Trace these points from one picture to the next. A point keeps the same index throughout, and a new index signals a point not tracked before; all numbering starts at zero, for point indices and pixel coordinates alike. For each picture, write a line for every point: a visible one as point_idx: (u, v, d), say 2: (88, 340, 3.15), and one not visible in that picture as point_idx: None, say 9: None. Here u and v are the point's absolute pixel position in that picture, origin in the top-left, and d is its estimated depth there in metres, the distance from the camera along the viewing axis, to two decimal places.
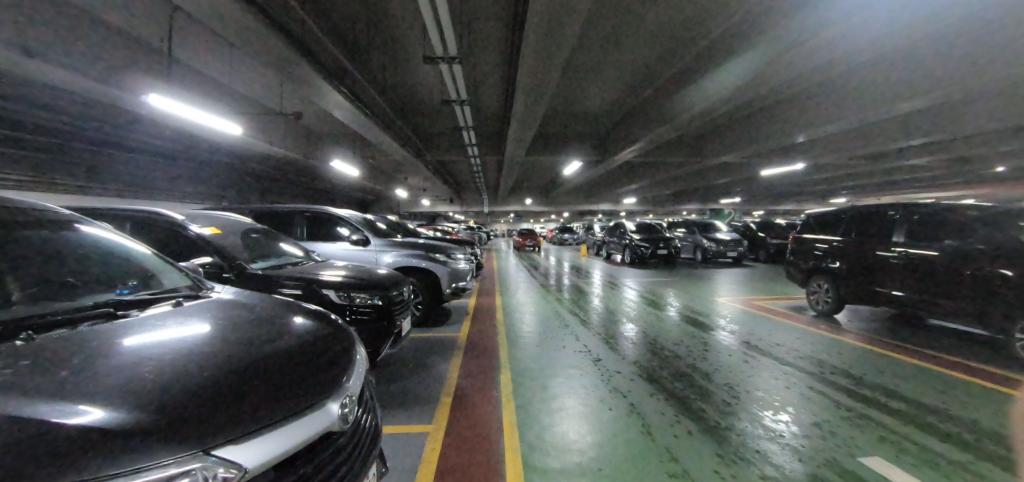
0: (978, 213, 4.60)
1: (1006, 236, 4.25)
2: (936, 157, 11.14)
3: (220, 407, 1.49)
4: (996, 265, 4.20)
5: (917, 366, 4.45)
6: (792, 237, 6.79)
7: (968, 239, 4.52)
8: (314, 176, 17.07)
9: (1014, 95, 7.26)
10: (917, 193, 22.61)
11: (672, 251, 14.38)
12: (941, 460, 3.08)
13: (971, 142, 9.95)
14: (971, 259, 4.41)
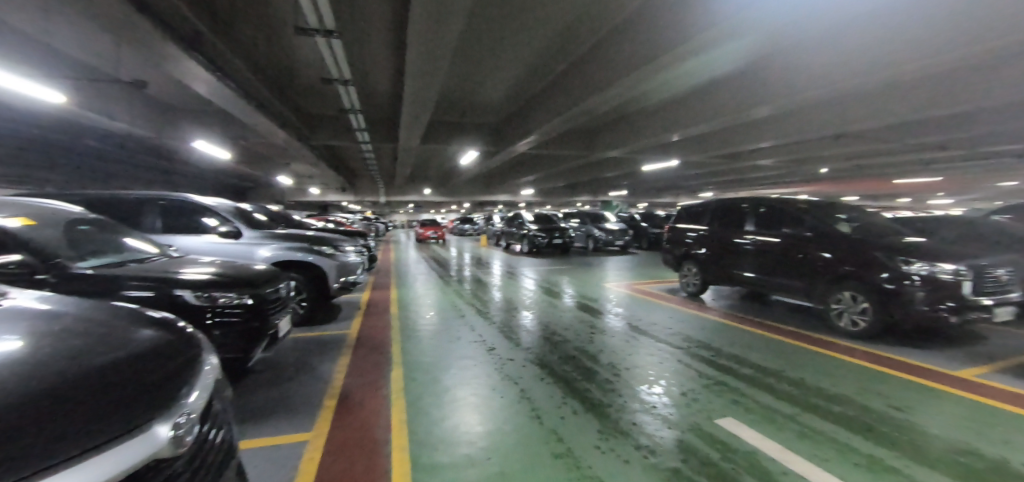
0: (807, 206, 5.51)
1: (824, 225, 5.15)
2: (778, 158, 13.29)
3: (8, 437, 1.09)
4: (818, 249, 5.07)
5: (759, 335, 5.25)
6: (667, 226, 7.54)
7: (799, 227, 5.39)
8: (172, 157, 14.66)
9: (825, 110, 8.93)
10: (764, 190, 26.97)
11: (566, 241, 15.27)
12: (776, 414, 3.66)
13: (799, 147, 12.07)
14: (801, 244, 5.27)
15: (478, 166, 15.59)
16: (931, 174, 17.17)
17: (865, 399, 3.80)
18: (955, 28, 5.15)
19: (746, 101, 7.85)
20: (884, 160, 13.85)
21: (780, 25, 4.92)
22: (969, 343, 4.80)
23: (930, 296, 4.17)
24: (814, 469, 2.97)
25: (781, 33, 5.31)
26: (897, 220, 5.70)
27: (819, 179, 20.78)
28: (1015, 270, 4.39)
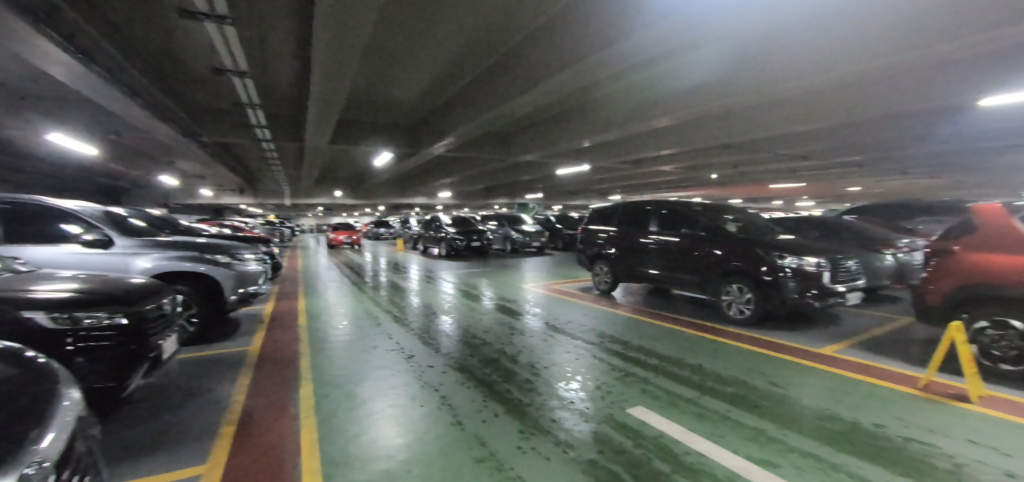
0: (702, 208, 6.09)
1: (715, 224, 5.73)
2: (675, 165, 14.70)
3: None
4: (710, 247, 5.62)
5: (662, 327, 5.71)
6: (580, 227, 7.89)
7: (694, 227, 5.93)
8: (6, 150, 12.04)
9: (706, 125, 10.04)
10: (666, 193, 29.63)
11: (484, 243, 15.53)
12: (680, 398, 3.99)
13: (689, 155, 13.46)
14: (696, 243, 5.80)
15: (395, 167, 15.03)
16: (792, 180, 20.23)
17: (751, 378, 4.30)
18: (812, 59, 5.81)
19: (648, 113, 8.49)
20: (758, 168, 16.01)
21: (671, 47, 5.29)
22: (825, 324, 5.69)
23: (798, 285, 4.83)
24: (713, 447, 3.29)
25: (670, 56, 5.74)
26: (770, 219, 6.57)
27: (709, 184, 23.35)
28: (858, 262, 5.27)
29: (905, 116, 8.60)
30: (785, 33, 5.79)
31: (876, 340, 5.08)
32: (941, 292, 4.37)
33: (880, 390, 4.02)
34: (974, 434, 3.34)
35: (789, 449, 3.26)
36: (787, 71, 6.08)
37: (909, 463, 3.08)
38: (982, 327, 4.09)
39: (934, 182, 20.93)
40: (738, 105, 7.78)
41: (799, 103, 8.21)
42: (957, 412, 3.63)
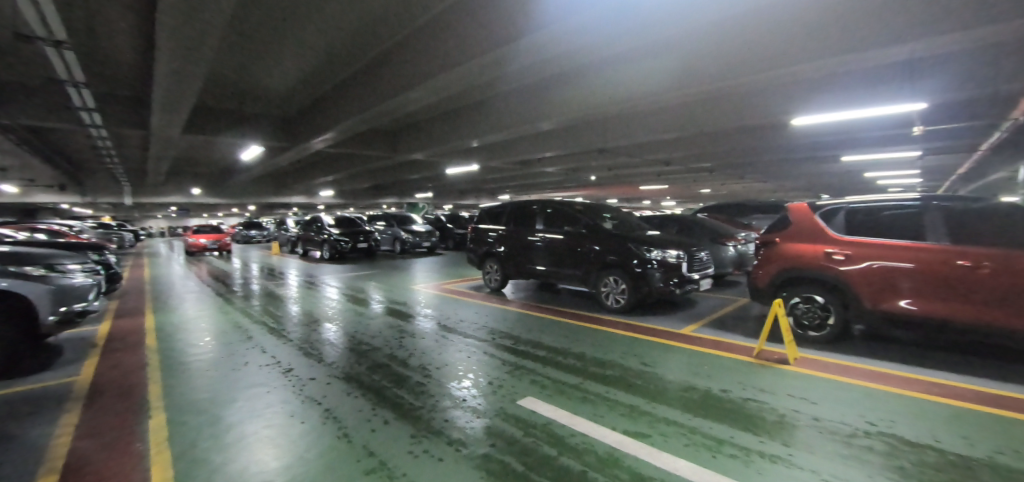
0: (582, 207, 6.59)
1: (593, 222, 6.24)
2: (560, 166, 15.68)
3: None
4: (590, 242, 6.08)
5: (550, 320, 6.06)
6: (471, 227, 8.02)
7: (576, 224, 6.38)
8: None
9: (580, 131, 10.91)
10: (553, 193, 31.49)
11: (371, 244, 15.07)
12: (566, 385, 4.29)
13: (571, 158, 14.49)
14: (578, 239, 6.24)
15: (270, 162, 13.54)
16: (656, 182, 22.97)
17: (626, 361, 4.78)
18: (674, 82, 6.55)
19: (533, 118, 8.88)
20: (629, 171, 17.86)
21: (547, 58, 5.60)
22: (684, 308, 6.57)
23: (663, 275, 5.48)
24: (595, 426, 3.59)
25: (547, 65, 6.05)
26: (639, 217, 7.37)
27: (589, 185, 25.40)
28: (708, 253, 6.17)
29: (737, 132, 10.31)
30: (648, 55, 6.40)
31: (722, 318, 6.02)
32: (766, 276, 5.26)
33: (725, 360, 4.76)
34: (791, 389, 4.15)
35: (657, 420, 3.71)
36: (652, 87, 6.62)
37: (747, 419, 3.72)
38: (795, 302, 5.07)
39: (758, 186, 25.61)
40: (610, 114, 8.48)
41: (657, 115, 9.28)
42: (778, 372, 4.47)
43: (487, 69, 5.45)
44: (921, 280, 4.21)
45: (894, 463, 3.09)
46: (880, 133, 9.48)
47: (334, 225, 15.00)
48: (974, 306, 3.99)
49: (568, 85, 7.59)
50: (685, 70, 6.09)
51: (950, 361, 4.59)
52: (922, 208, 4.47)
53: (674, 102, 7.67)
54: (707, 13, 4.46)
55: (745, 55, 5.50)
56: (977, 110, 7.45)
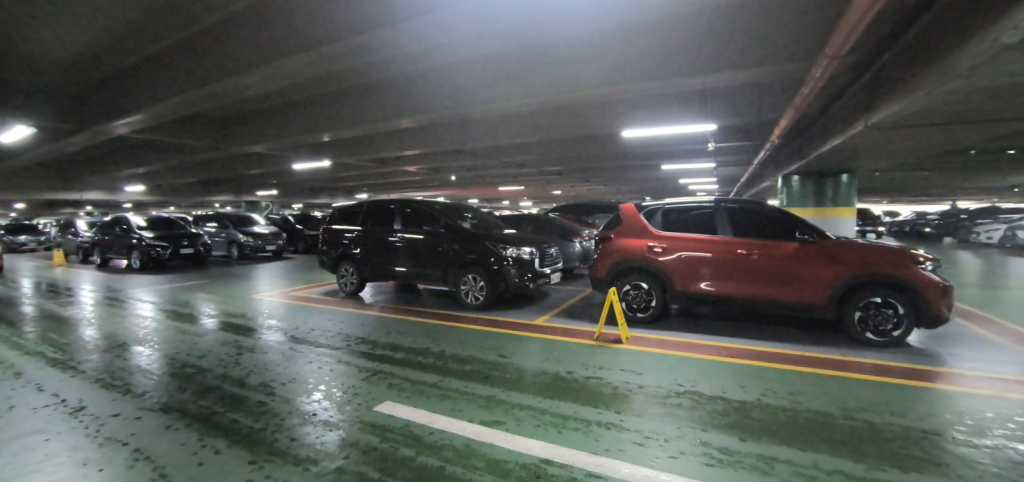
0: (441, 206, 6.66)
1: (451, 221, 6.35)
2: (423, 165, 15.52)
3: None
4: (449, 242, 6.18)
5: (410, 321, 6.00)
6: (323, 228, 7.45)
7: (436, 224, 6.41)
8: None
9: (432, 133, 10.93)
10: (416, 192, 30.92)
11: (201, 249, 12.94)
12: (425, 386, 4.32)
13: (430, 158, 14.46)
14: (438, 239, 6.28)
15: (48, 147, 10.56)
16: (515, 183, 24.22)
17: (486, 355, 5.00)
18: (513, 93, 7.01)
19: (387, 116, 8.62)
20: (488, 172, 18.54)
21: (387, 58, 5.51)
22: (538, 301, 7.13)
23: (518, 271, 5.86)
24: (454, 421, 3.70)
25: (390, 65, 5.94)
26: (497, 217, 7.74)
27: (454, 185, 25.68)
28: (557, 249, 6.79)
29: (580, 141, 11.48)
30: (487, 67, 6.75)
31: (570, 309, 6.72)
32: (604, 268, 5.92)
33: (572, 345, 5.32)
34: (623, 364, 4.84)
35: (512, 406, 3.99)
36: (493, 96, 6.97)
37: (588, 395, 4.23)
38: (626, 289, 5.87)
39: (600, 189, 28.84)
40: (466, 116, 8.62)
41: (504, 124, 9.80)
42: (614, 350, 5.17)
43: (336, 54, 5.07)
44: (713, 265, 5.32)
45: (693, 414, 3.86)
46: (684, 147, 11.57)
47: (145, 227, 12.42)
48: (744, 284, 5.21)
49: (418, 87, 7.45)
50: (519, 84, 6.53)
51: (729, 327, 5.90)
52: (712, 208, 5.60)
53: (523, 109, 8.14)
54: (531, 30, 4.81)
55: (569, 75, 6.13)
56: (740, 134, 9.60)
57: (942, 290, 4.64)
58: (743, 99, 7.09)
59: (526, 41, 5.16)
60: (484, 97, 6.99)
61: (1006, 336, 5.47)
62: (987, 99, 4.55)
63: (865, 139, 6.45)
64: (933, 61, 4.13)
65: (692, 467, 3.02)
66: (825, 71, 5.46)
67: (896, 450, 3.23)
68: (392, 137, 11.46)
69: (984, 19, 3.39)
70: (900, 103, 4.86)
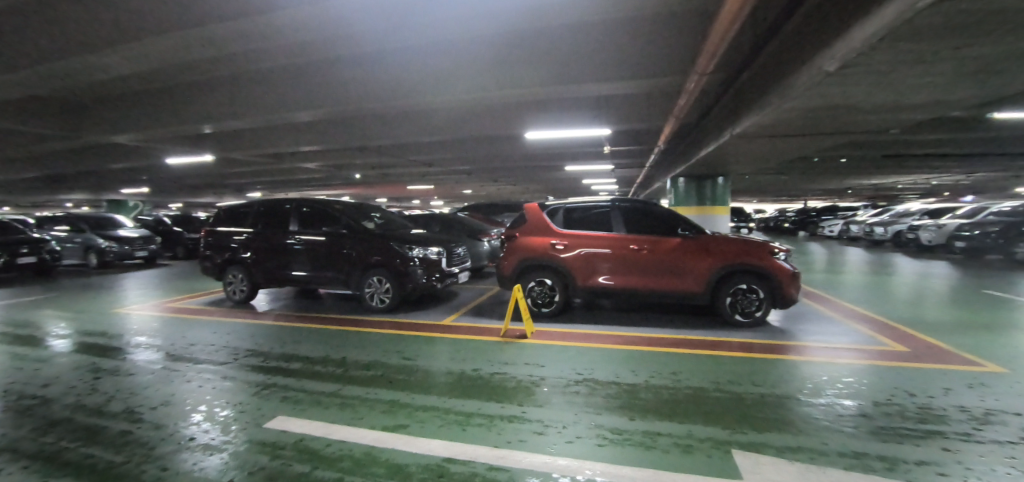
0: (343, 206, 6.35)
1: (354, 222, 6.09)
2: (327, 162, 14.77)
3: None
4: (351, 243, 5.93)
5: (310, 329, 5.67)
6: (205, 230, 6.75)
7: (337, 224, 6.11)
8: None
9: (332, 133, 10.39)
10: (319, 190, 29.08)
11: (45, 257, 10.95)
12: (323, 396, 4.11)
13: (331, 155, 13.71)
14: (338, 240, 5.98)
15: None
16: (424, 182, 23.87)
17: (390, 359, 4.89)
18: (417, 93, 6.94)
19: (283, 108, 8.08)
20: (396, 170, 18.06)
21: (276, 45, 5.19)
22: (446, 301, 7.14)
23: (425, 271, 5.81)
24: (353, 430, 3.55)
25: (281, 55, 5.58)
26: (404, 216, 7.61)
27: (361, 183, 24.68)
28: (465, 248, 6.86)
29: (486, 141, 11.70)
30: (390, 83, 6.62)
31: (478, 308, 6.83)
32: (510, 266, 6.09)
33: (478, 343, 5.42)
34: (527, 358, 5.03)
35: (415, 409, 3.96)
36: (395, 92, 6.86)
37: (492, 390, 4.34)
38: (530, 285, 6.09)
39: (512, 188, 29.46)
40: (365, 111, 8.36)
41: (411, 125, 9.64)
42: (519, 346, 5.36)
43: (217, 32, 4.69)
44: (608, 260, 5.73)
45: (590, 400, 4.15)
46: (583, 149, 12.34)
47: None
48: (637, 277, 5.68)
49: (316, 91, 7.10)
50: (420, 80, 6.50)
51: (624, 318, 6.41)
52: (607, 207, 6.03)
53: (423, 107, 8.10)
54: (426, 27, 4.86)
55: (471, 76, 6.25)
56: (631, 138, 10.46)
57: (792, 276, 5.47)
58: (630, 106, 7.75)
59: (416, 39, 5.22)
60: (384, 92, 6.88)
61: (832, 312, 6.71)
62: (816, 117, 5.50)
63: (732, 147, 7.41)
64: (780, 81, 4.87)
65: (587, 449, 3.25)
66: (698, 84, 6.15)
67: (754, 414, 3.79)
68: (286, 133, 10.66)
69: (822, 44, 4.03)
70: (756, 117, 5.65)
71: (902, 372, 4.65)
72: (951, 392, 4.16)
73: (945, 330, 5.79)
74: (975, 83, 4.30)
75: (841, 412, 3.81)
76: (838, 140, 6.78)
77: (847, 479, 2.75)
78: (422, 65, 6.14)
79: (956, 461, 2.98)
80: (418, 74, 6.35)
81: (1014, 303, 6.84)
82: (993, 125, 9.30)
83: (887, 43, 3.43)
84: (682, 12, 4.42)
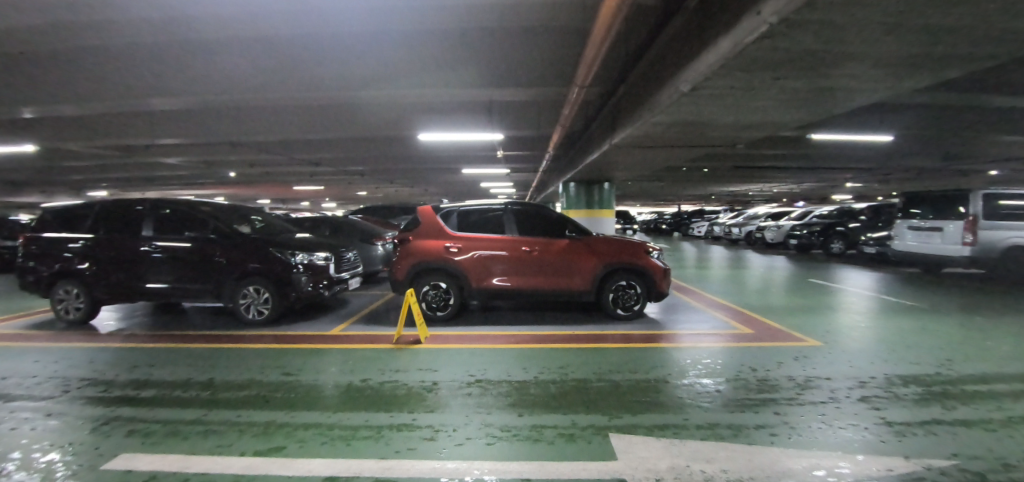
0: (210, 209, 6.04)
1: (225, 226, 5.87)
2: (196, 157, 13.18)
3: None
4: (221, 250, 5.71)
5: (171, 351, 5.09)
6: (24, 237, 5.92)
7: (203, 230, 5.82)
8: None
9: (200, 126, 9.33)
10: (191, 188, 25.67)
11: None
12: (184, 425, 3.55)
13: (199, 149, 12.25)
14: (206, 247, 5.72)
15: None
16: (315, 182, 22.44)
17: (268, 376, 4.55)
18: (308, 84, 6.60)
19: (137, 95, 7.07)
20: (280, 169, 16.70)
21: (134, 22, 4.63)
22: (334, 311, 6.90)
23: (310, 278, 5.82)
24: (219, 460, 3.01)
25: (141, 37, 4.99)
26: (289, 223, 7.54)
27: (240, 183, 22.39)
28: (354, 253, 7.12)
29: (380, 142, 11.38)
30: (278, 74, 6.25)
31: (372, 316, 6.67)
32: (404, 270, 5.99)
33: (371, 351, 5.28)
34: (421, 363, 4.99)
35: (295, 428, 3.54)
36: (283, 80, 6.46)
37: (381, 399, 4.16)
38: (425, 289, 6.07)
39: (415, 188, 28.89)
40: (237, 103, 7.64)
41: (298, 122, 9.10)
42: (413, 351, 5.31)
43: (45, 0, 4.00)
44: (501, 261, 5.91)
45: (481, 400, 4.17)
46: (482, 152, 12.63)
47: None
48: (531, 278, 5.93)
49: (186, 78, 6.42)
50: (312, 75, 6.24)
51: (518, 317, 6.68)
52: (499, 209, 6.21)
53: (304, 102, 7.64)
54: (308, 22, 4.70)
55: (362, 72, 6.13)
56: (523, 142, 11.01)
57: (664, 272, 6.13)
58: (521, 112, 8.12)
59: (289, 32, 4.92)
60: (270, 79, 6.43)
61: (697, 302, 7.70)
62: (679, 132, 6.23)
63: (612, 156, 8.18)
64: (650, 97, 5.41)
65: (478, 450, 3.22)
66: (580, 96, 6.62)
67: (629, 399, 4.17)
68: (137, 125, 9.29)
69: (679, 67, 4.57)
70: (630, 129, 6.24)
71: (749, 351, 5.49)
72: (782, 364, 5.01)
73: (779, 312, 7.01)
74: (794, 110, 5.23)
75: (699, 391, 4.36)
76: (697, 153, 7.81)
77: (701, 448, 3.20)
78: (296, 61, 5.80)
79: (783, 423, 3.62)
80: (293, 67, 5.99)
81: (826, 288, 8.54)
82: (814, 145, 11.47)
83: (729, 70, 3.98)
84: (560, 22, 4.70)
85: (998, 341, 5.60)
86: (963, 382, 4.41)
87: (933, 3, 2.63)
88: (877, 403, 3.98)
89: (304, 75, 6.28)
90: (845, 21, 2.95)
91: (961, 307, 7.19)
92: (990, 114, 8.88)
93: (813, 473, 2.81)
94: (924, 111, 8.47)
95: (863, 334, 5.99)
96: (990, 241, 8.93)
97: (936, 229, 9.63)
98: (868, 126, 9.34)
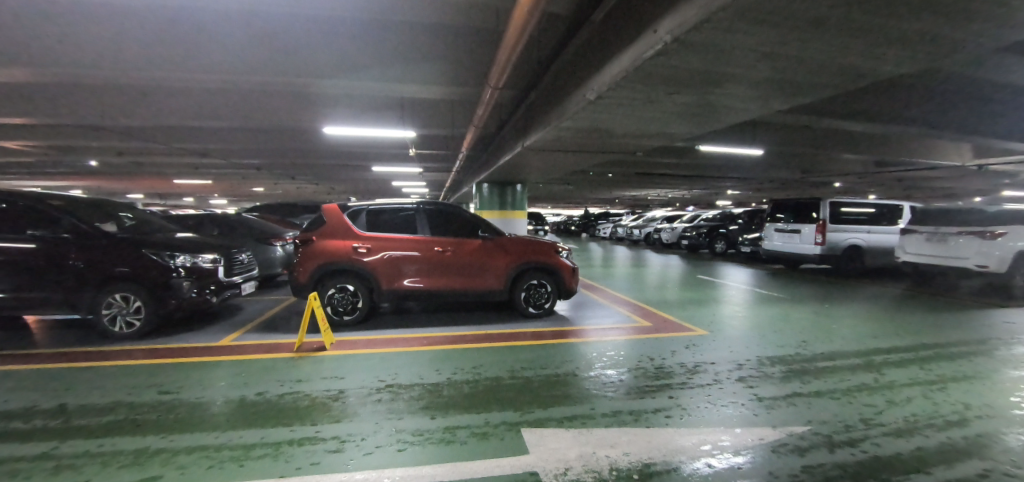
0: (63, 203, 5.12)
1: (83, 224, 5.02)
2: (39, 142, 11.01)
3: None
4: (78, 252, 4.86)
5: (6, 375, 4.20)
6: None
7: (53, 228, 4.91)
8: None
9: (50, 106, 7.87)
10: (39, 179, 21.36)
11: None
12: (24, 461, 2.94)
13: (47, 132, 10.27)
14: (59, 249, 4.84)
15: None
16: (203, 177, 20.01)
17: (139, 397, 3.95)
18: (195, 64, 5.92)
19: None
20: (157, 160, 14.61)
21: None
22: (223, 320, 6.21)
23: (193, 284, 5.22)
24: None
25: None
26: (168, 221, 6.68)
27: (104, 174, 19.16)
28: (248, 254, 6.53)
29: (280, 134, 10.53)
30: (159, 51, 5.54)
31: (269, 324, 6.12)
32: (307, 273, 5.61)
33: (268, 362, 4.85)
34: (327, 372, 4.69)
35: (175, 453, 3.11)
36: (163, 58, 5.72)
37: (280, 412, 3.83)
38: (331, 293, 5.73)
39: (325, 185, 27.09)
40: (101, 80, 6.59)
41: (182, 107, 8.10)
42: (317, 360, 4.98)
43: None
44: (414, 262, 5.78)
45: (392, 406, 4.02)
46: (395, 150, 12.28)
47: None
48: (446, 279, 5.89)
49: (36, 49, 5.43)
50: (200, 54, 5.61)
51: (432, 319, 6.58)
52: (412, 209, 6.09)
53: (186, 84, 6.81)
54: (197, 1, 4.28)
55: (260, 57, 5.68)
56: (438, 141, 10.94)
57: (573, 271, 6.46)
58: (435, 110, 8.03)
59: (173, 6, 4.43)
60: (148, 56, 5.67)
61: (602, 299, 8.21)
62: (587, 138, 6.62)
63: (524, 158, 8.45)
64: (560, 103, 5.67)
65: (390, 457, 3.11)
66: (493, 98, 6.74)
67: (541, 394, 4.34)
68: None
69: (586, 77, 4.84)
70: (541, 133, 6.48)
71: (647, 342, 5.99)
72: (675, 353, 5.55)
73: (671, 306, 7.76)
74: (682, 123, 5.84)
75: (604, 381, 4.66)
76: (602, 159, 8.37)
77: (606, 435, 3.43)
78: (181, 38, 5.19)
79: (676, 405, 4.02)
80: (177, 44, 5.35)
81: (709, 283, 9.66)
82: (703, 155, 12.90)
83: (631, 82, 4.31)
84: (475, 23, 4.74)
85: (836, 323, 6.80)
86: (814, 359, 5.26)
87: (793, 33, 3.10)
88: (751, 382, 4.58)
89: (192, 55, 5.66)
90: (727, 46, 3.35)
91: (811, 297, 8.60)
92: (834, 135, 10.73)
93: (700, 448, 3.17)
94: (786, 129, 9.96)
95: (738, 322, 6.88)
96: (834, 241, 10.76)
97: (795, 231, 11.32)
98: (745, 142, 10.76)
